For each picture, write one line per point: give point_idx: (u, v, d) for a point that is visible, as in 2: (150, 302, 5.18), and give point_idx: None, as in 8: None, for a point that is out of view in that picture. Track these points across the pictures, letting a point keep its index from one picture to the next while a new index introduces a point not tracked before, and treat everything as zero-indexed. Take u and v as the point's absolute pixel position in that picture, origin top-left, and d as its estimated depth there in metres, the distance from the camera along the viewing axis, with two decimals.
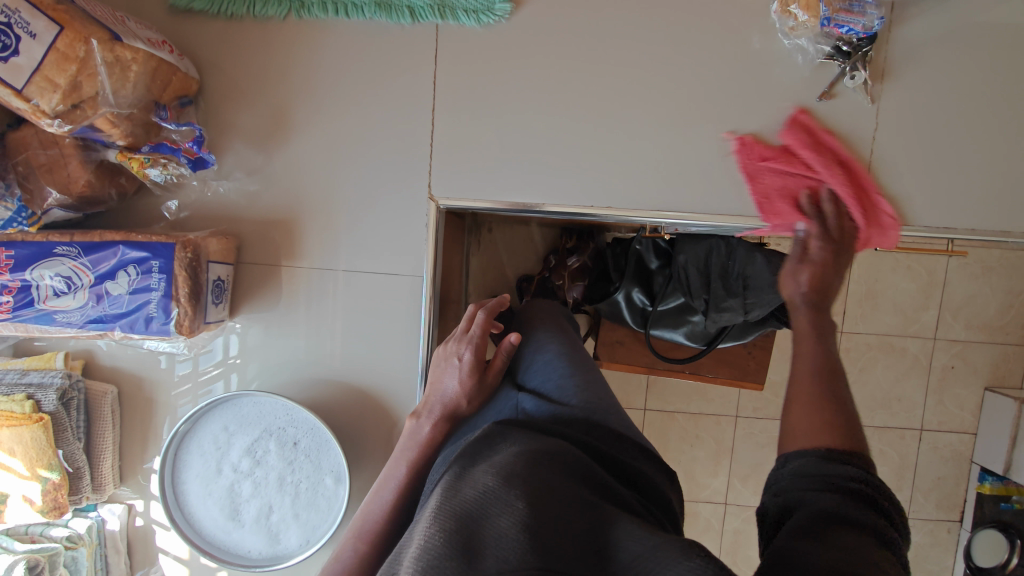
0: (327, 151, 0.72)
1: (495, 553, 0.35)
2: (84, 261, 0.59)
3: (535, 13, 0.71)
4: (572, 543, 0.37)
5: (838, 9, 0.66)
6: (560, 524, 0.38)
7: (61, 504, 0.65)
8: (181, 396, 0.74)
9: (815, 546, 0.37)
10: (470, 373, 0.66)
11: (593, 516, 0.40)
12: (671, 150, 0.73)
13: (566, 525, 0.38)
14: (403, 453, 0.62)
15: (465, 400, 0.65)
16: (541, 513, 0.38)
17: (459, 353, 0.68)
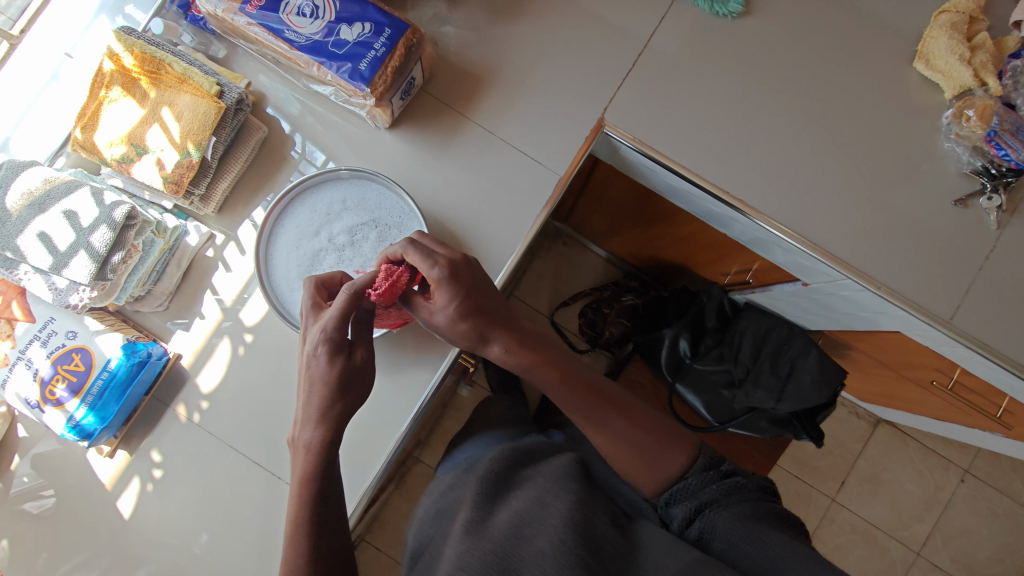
0: (539, 44, 0.81)
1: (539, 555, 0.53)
2: (335, 2, 0.68)
3: (755, 26, 0.82)
4: (598, 543, 0.55)
5: (1006, 131, 0.75)
6: (588, 532, 0.56)
7: (181, 184, 0.69)
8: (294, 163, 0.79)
9: (738, 520, 0.56)
10: (338, 364, 0.62)
11: (612, 530, 0.58)
12: (815, 183, 0.81)
13: (592, 535, 0.56)
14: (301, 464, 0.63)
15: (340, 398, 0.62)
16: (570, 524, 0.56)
17: (309, 348, 0.63)
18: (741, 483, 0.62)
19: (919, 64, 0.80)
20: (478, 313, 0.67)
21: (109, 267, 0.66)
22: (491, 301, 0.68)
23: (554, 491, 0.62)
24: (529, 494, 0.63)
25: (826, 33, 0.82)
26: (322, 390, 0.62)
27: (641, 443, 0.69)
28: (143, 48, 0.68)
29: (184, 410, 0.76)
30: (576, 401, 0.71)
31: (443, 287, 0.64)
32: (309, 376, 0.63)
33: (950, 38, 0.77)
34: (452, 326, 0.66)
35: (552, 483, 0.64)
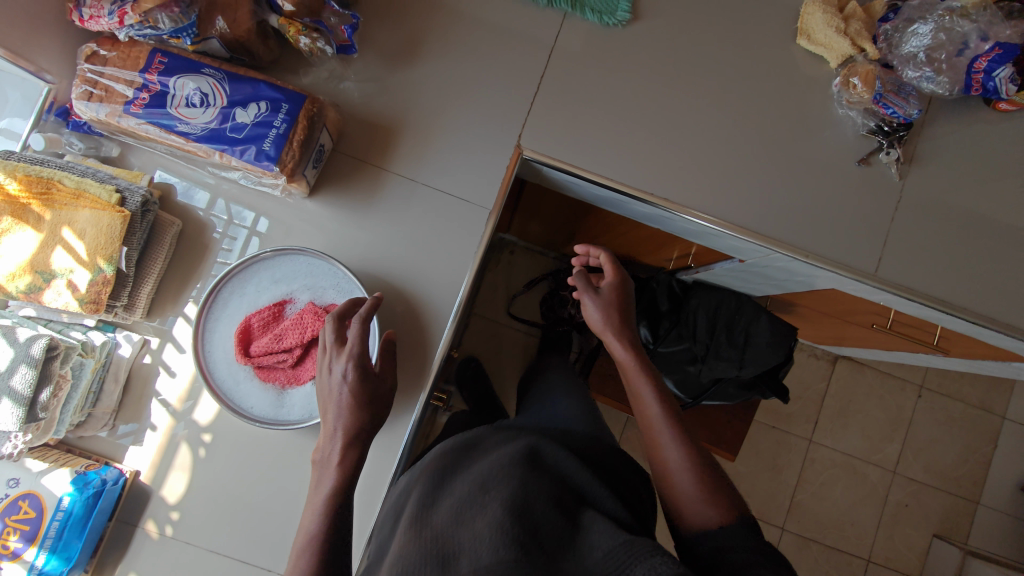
0: (441, 83, 0.81)
1: (472, 543, 0.53)
2: (224, 85, 0.66)
3: (645, 30, 0.84)
4: (539, 525, 0.55)
5: (890, 91, 0.79)
6: (532, 517, 0.55)
7: (100, 301, 0.66)
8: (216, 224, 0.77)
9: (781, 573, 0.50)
10: (359, 385, 0.62)
11: (561, 515, 0.57)
12: (732, 168, 0.84)
13: (535, 519, 0.55)
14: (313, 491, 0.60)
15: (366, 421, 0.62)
16: (513, 510, 0.55)
17: (338, 367, 0.63)
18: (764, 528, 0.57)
19: (801, 40, 0.84)
20: (621, 312, 0.78)
21: (39, 406, 0.63)
22: (627, 310, 0.80)
23: (500, 475, 0.62)
24: (474, 481, 0.62)
25: (712, 23, 0.85)
26: (348, 412, 0.61)
27: (703, 482, 0.63)
28: (26, 170, 0.63)
29: (154, 526, 0.73)
30: (660, 430, 0.68)
31: (611, 268, 0.80)
32: (329, 398, 0.62)
33: (825, 12, 0.82)
34: (601, 305, 0.78)
35: (501, 467, 0.64)
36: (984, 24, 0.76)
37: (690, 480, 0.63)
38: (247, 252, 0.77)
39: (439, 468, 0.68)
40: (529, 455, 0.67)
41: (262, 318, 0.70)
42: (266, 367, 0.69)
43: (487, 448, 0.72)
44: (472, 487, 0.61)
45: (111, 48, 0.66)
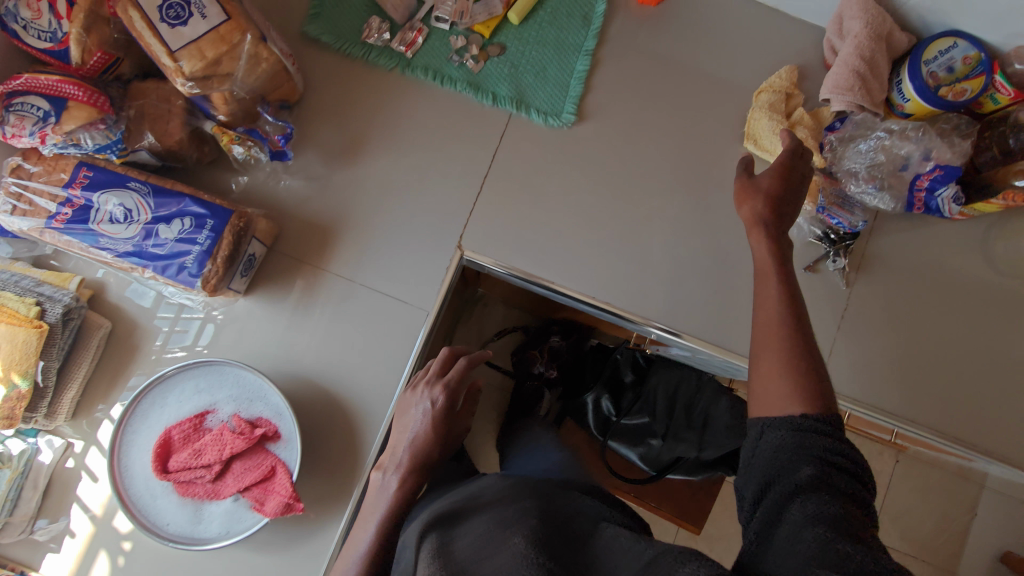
0: (384, 181, 0.82)
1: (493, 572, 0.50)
2: (149, 201, 0.65)
3: (589, 131, 0.84)
4: (560, 549, 0.52)
5: (833, 202, 0.79)
6: (555, 546, 0.53)
7: (14, 416, 0.65)
8: (160, 318, 0.77)
9: (838, 511, 0.45)
10: (439, 415, 0.72)
11: (583, 548, 0.55)
12: (676, 272, 0.83)
13: (558, 547, 0.53)
14: (372, 510, 0.68)
15: (432, 450, 0.71)
16: (538, 539, 0.52)
17: (432, 396, 0.73)
18: (823, 437, 0.51)
19: (749, 143, 0.84)
20: (780, 198, 0.68)
21: None
22: (794, 202, 0.69)
23: (519, 510, 0.59)
24: (491, 515, 0.60)
25: (657, 126, 0.85)
26: (426, 441, 0.71)
27: (782, 361, 0.57)
28: None
29: None
30: (759, 330, 0.61)
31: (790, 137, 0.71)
32: (409, 425, 0.72)
33: (770, 120, 0.82)
34: (746, 190, 0.70)
35: (519, 501, 0.62)
36: (930, 142, 0.75)
37: (779, 375, 0.56)
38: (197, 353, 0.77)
39: (458, 505, 0.67)
40: (546, 493, 0.65)
41: (183, 432, 0.69)
42: (184, 482, 0.68)
43: (495, 485, 0.71)
44: (490, 522, 0.59)
45: (37, 162, 0.65)
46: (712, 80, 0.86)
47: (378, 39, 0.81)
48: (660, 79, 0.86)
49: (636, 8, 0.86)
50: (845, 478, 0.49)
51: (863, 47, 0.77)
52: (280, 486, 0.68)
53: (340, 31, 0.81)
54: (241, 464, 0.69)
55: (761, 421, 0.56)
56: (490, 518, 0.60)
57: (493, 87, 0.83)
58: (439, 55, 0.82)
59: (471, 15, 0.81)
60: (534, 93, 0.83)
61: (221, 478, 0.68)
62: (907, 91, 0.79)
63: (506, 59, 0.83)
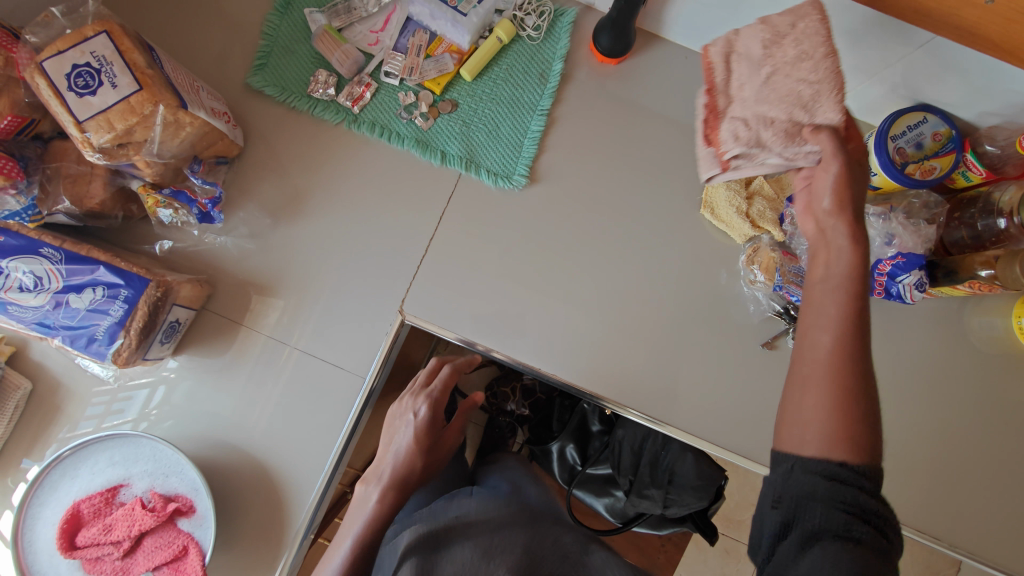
0: (325, 239, 0.78)
1: None
2: (61, 268, 0.63)
3: (543, 193, 0.81)
4: None
5: (792, 280, 0.75)
6: None
7: None
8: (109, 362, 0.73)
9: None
10: (422, 425, 0.79)
11: None
12: (629, 346, 0.79)
13: None
14: (354, 522, 0.75)
15: (415, 460, 0.79)
16: None
17: (415, 408, 0.80)
18: (865, 484, 0.43)
19: (705, 212, 0.81)
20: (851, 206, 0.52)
21: None
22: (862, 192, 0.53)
23: (505, 544, 0.60)
24: (477, 543, 0.60)
25: (614, 191, 0.82)
26: (411, 449, 0.79)
27: (819, 292, 0.51)
28: None
29: None
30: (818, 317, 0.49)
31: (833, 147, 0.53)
32: (399, 433, 0.80)
33: (727, 189, 0.79)
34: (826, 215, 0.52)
35: (506, 534, 0.62)
36: (891, 225, 0.72)
37: (821, 392, 0.46)
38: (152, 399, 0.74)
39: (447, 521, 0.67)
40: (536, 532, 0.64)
41: (91, 509, 0.65)
42: (92, 559, 0.64)
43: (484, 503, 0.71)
44: (474, 552, 0.59)
45: None
46: (674, 144, 0.82)
47: (324, 93, 0.78)
48: (618, 141, 0.82)
49: (596, 65, 0.82)
50: (881, 543, 0.40)
51: (838, 79, 0.54)
52: (191, 567, 0.64)
53: (284, 83, 0.78)
54: (152, 541, 0.65)
55: (794, 456, 0.46)
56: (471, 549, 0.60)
57: (443, 145, 0.80)
58: (387, 111, 0.79)
59: (421, 71, 0.79)
60: (485, 152, 0.80)
61: (130, 557, 0.65)
62: (873, 166, 0.74)
63: (457, 115, 0.80)
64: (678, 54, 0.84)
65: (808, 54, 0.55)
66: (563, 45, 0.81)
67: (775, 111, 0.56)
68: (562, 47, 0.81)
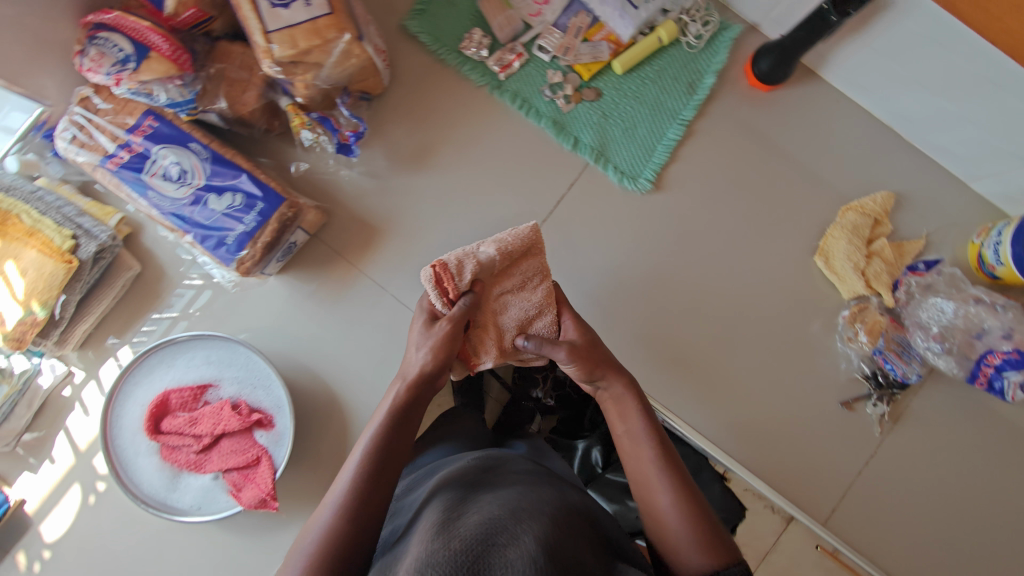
0: (441, 196, 0.79)
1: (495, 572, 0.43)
2: (206, 167, 0.64)
3: (662, 201, 0.80)
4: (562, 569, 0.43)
5: (892, 348, 0.75)
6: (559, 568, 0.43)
7: (23, 341, 0.65)
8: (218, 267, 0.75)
9: None
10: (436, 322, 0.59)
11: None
12: (706, 372, 0.79)
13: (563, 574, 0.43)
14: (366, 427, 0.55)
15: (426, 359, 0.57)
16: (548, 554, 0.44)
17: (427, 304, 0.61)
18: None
19: (819, 259, 0.80)
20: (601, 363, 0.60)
21: None
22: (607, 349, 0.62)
23: (532, 506, 0.53)
24: (499, 501, 0.54)
25: (729, 217, 0.81)
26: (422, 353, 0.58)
27: (629, 432, 0.58)
28: None
29: (23, 559, 0.73)
30: (637, 468, 0.56)
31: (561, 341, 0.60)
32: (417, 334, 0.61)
33: (849, 243, 0.78)
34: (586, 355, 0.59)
35: (531, 497, 0.55)
36: (1013, 321, 0.71)
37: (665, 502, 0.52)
38: (240, 310, 0.76)
39: (462, 479, 0.61)
40: (559, 498, 0.58)
41: (178, 401, 0.68)
42: (170, 446, 0.67)
43: (501, 467, 0.65)
44: (498, 509, 0.52)
45: (106, 98, 0.64)
46: (803, 184, 0.81)
47: (475, 53, 0.78)
48: (746, 169, 0.81)
49: (746, 88, 0.81)
50: None
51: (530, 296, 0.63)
52: (261, 478, 0.67)
53: (438, 34, 0.78)
54: (229, 445, 0.68)
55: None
56: (495, 506, 0.53)
57: (577, 132, 0.79)
58: (531, 86, 0.79)
59: (575, 53, 0.78)
60: (617, 149, 0.79)
61: (207, 454, 0.68)
62: (1004, 255, 0.73)
63: (598, 106, 0.79)
64: (831, 96, 0.82)
65: (526, 281, 0.63)
66: (720, 60, 0.80)
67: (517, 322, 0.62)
68: (718, 62, 0.79)
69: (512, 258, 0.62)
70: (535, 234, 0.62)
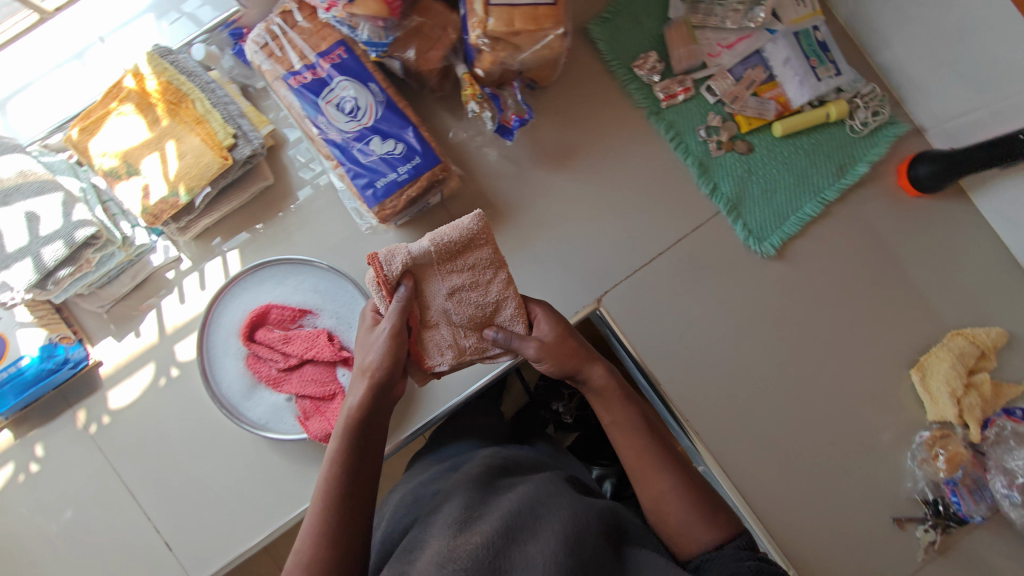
0: (569, 200, 0.79)
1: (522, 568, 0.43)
2: (378, 110, 0.66)
3: (778, 270, 0.80)
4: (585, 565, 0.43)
5: (966, 484, 0.75)
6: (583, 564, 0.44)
7: (158, 218, 0.67)
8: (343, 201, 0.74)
9: None
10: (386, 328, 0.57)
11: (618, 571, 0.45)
12: (770, 448, 0.79)
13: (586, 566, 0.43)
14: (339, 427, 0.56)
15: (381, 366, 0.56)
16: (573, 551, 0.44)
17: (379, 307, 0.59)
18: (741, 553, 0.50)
19: (914, 373, 0.79)
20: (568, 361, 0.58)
21: (51, 280, 0.63)
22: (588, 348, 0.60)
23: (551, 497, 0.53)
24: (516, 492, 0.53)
25: (838, 305, 0.80)
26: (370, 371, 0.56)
27: (620, 423, 0.58)
28: (171, 77, 0.66)
29: (83, 416, 0.76)
30: (627, 456, 0.56)
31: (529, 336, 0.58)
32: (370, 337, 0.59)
33: (952, 366, 0.77)
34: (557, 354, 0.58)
35: (549, 487, 0.55)
36: None
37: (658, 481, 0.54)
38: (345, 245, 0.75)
39: (474, 469, 0.60)
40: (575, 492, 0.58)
41: (276, 317, 0.70)
42: (258, 356, 0.70)
43: (515, 461, 0.64)
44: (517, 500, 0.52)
45: (307, 16, 0.65)
46: (920, 296, 0.80)
47: (646, 75, 0.78)
48: (868, 264, 0.81)
49: (893, 186, 0.81)
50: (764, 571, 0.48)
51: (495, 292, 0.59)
52: (332, 414, 0.68)
53: (616, 47, 0.79)
54: (311, 374, 0.69)
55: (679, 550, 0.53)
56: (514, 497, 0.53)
57: (718, 179, 0.79)
58: (688, 121, 0.79)
59: (742, 104, 0.78)
60: (751, 207, 0.79)
61: (289, 374, 0.70)
62: None
63: (746, 160, 0.79)
64: (974, 219, 0.81)
65: (478, 276, 0.58)
66: (878, 152, 0.79)
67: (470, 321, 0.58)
68: (875, 154, 0.79)
69: (453, 252, 0.57)
70: (477, 225, 0.57)
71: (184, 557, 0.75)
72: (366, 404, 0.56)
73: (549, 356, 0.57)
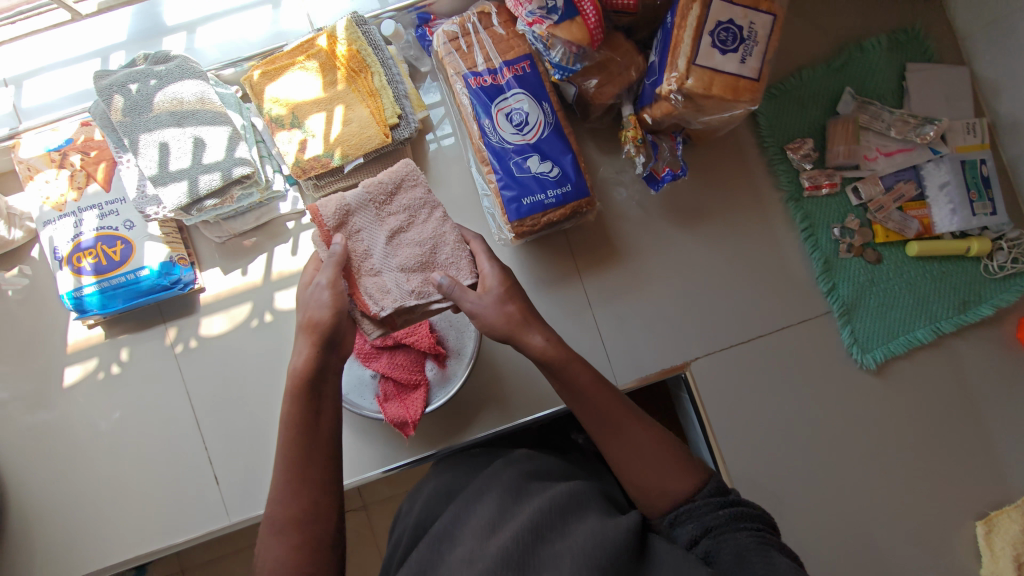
0: (686, 258, 0.79)
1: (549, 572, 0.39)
2: (544, 130, 0.66)
3: (871, 384, 0.79)
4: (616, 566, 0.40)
5: None
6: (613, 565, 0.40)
7: (306, 173, 0.68)
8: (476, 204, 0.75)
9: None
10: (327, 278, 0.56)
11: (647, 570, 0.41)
12: (821, 562, 0.76)
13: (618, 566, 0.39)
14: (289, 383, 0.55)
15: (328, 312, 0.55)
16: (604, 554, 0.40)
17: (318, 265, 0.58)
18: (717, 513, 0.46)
19: (981, 525, 0.77)
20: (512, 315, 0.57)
21: (198, 206, 0.65)
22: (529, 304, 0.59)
23: (585, 496, 0.49)
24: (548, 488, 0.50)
25: (923, 436, 0.79)
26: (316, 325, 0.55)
27: (575, 393, 0.54)
28: (360, 47, 0.68)
29: (173, 334, 0.78)
30: (590, 424, 0.54)
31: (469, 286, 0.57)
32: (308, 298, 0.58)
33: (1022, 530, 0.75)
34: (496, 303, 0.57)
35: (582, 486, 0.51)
36: None
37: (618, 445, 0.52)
38: None
39: (502, 467, 0.57)
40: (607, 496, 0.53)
41: None
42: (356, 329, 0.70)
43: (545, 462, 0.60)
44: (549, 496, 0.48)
45: (503, 23, 0.67)
46: (1007, 450, 0.78)
47: (798, 160, 0.78)
48: (964, 405, 0.79)
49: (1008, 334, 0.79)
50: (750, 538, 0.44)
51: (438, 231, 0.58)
52: (413, 405, 0.69)
53: (774, 124, 0.79)
54: (402, 361, 0.70)
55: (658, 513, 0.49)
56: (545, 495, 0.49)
57: (837, 280, 0.79)
58: (825, 216, 0.79)
59: (885, 215, 0.77)
60: (862, 317, 0.79)
61: (381, 354, 0.70)
62: None
63: (871, 270, 0.79)
64: None
65: (413, 216, 0.58)
66: (1008, 297, 0.78)
67: (407, 263, 0.57)
68: (1003, 299, 0.78)
69: (388, 193, 0.58)
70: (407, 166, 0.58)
71: (228, 495, 0.76)
72: (310, 359, 0.55)
73: (483, 310, 0.56)
